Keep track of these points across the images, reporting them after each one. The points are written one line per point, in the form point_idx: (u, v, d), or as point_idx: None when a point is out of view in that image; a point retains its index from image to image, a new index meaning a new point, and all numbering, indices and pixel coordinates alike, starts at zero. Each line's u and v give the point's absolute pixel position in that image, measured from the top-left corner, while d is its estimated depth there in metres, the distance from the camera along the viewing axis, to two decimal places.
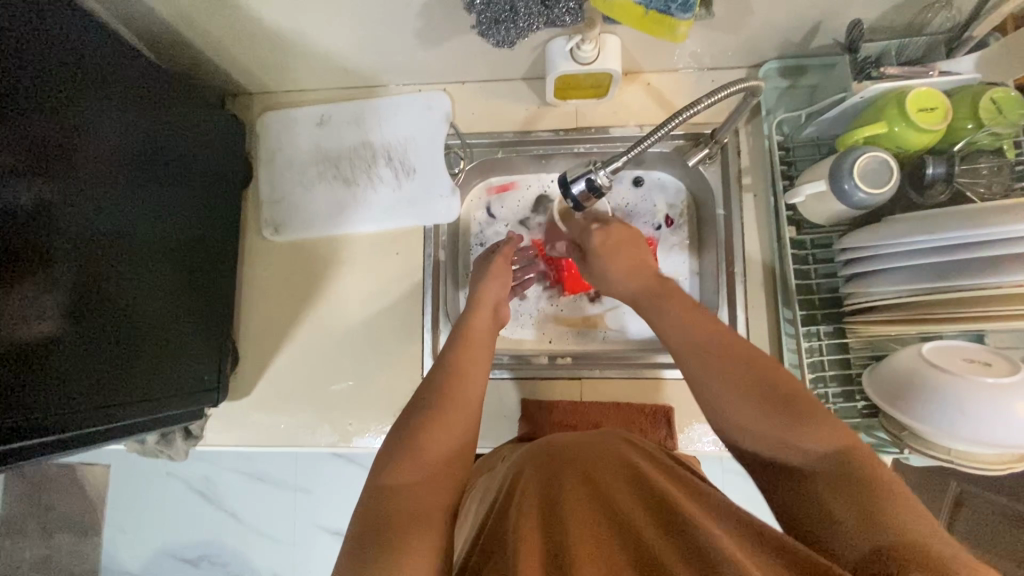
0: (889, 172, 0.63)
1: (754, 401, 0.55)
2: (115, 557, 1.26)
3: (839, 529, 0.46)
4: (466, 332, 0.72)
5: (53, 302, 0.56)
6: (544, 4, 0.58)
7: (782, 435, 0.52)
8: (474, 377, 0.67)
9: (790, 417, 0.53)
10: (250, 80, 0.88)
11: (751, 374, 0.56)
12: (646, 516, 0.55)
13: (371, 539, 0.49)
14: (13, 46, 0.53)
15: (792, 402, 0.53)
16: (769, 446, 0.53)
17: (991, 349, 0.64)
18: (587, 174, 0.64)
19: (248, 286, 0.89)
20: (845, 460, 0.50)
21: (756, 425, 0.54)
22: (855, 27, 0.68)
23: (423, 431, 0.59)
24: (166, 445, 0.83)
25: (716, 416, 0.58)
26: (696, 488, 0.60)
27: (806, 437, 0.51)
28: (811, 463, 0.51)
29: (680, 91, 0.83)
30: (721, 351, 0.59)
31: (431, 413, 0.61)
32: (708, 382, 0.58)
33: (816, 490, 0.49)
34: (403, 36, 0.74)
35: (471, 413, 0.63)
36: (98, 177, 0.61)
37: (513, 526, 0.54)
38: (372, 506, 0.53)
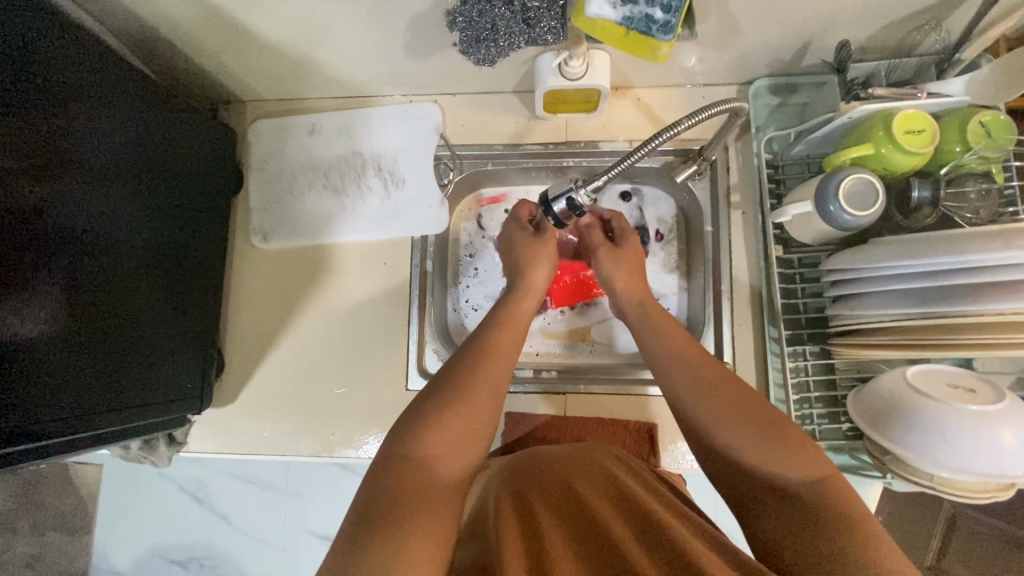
0: (875, 194, 0.63)
1: (735, 418, 0.56)
2: (105, 557, 1.26)
3: (807, 559, 0.46)
4: (500, 321, 0.69)
5: (44, 307, 0.56)
6: (527, 22, 0.58)
7: (761, 455, 0.53)
8: (504, 359, 0.65)
9: (769, 438, 0.54)
10: (243, 88, 0.88)
11: (730, 392, 0.58)
12: (626, 527, 0.55)
13: (372, 522, 0.49)
14: (13, 54, 0.54)
15: (772, 426, 0.55)
16: (745, 464, 0.54)
17: (978, 376, 0.63)
18: (568, 193, 0.65)
19: (235, 292, 0.89)
20: (819, 489, 0.50)
21: (732, 441, 0.55)
22: (842, 48, 0.68)
23: (439, 413, 0.58)
24: (149, 451, 0.83)
25: (691, 428, 0.59)
26: (675, 504, 0.59)
27: (783, 462, 0.52)
28: (783, 487, 0.52)
29: (670, 106, 0.83)
30: (702, 368, 0.61)
31: (457, 394, 0.59)
32: (685, 393, 0.60)
33: (786, 517, 0.50)
34: (392, 49, 0.75)
35: (496, 402, 0.62)
36: (91, 184, 0.62)
37: (495, 534, 0.54)
38: (376, 487, 0.52)
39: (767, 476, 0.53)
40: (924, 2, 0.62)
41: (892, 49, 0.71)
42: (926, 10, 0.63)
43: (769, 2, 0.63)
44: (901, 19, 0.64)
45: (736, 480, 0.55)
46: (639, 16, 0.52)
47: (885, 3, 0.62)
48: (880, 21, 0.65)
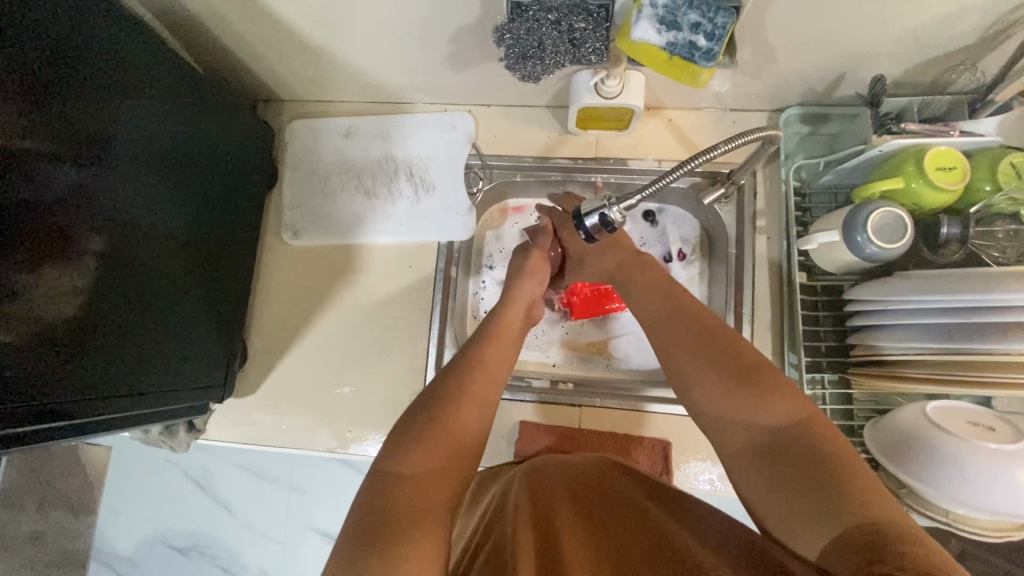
0: (904, 228, 0.64)
1: (715, 370, 0.56)
2: (107, 538, 1.28)
3: (802, 526, 0.45)
4: (493, 332, 0.70)
5: (67, 284, 0.57)
6: (572, 42, 0.60)
7: (741, 405, 0.52)
8: (495, 370, 0.66)
9: (750, 385, 0.53)
10: (283, 88, 0.91)
11: (718, 347, 0.57)
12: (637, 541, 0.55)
13: (369, 540, 0.46)
14: (50, 44, 0.55)
15: (755, 375, 0.53)
16: (727, 415, 0.53)
17: (996, 413, 0.64)
18: (601, 208, 0.66)
19: (262, 285, 0.91)
20: (806, 434, 0.48)
21: (718, 394, 0.54)
22: (877, 83, 0.70)
23: (443, 416, 0.58)
24: (169, 436, 0.85)
25: (679, 385, 0.59)
26: (683, 505, 0.60)
27: (768, 408, 0.51)
28: (766, 433, 0.50)
29: (700, 128, 0.84)
30: (695, 330, 0.60)
31: (456, 400, 0.59)
32: (675, 354, 0.60)
33: (770, 466, 0.48)
34: (434, 59, 0.77)
35: (490, 404, 0.62)
36: (124, 169, 0.63)
37: (511, 537, 0.54)
38: (381, 492, 0.50)
39: (754, 426, 0.51)
40: (962, 42, 0.63)
41: (926, 87, 0.72)
42: (964, 50, 0.64)
43: (808, 33, 0.64)
44: (938, 58, 0.66)
45: (717, 428, 0.54)
46: (683, 41, 0.54)
47: (923, 41, 0.63)
48: (916, 58, 0.66)
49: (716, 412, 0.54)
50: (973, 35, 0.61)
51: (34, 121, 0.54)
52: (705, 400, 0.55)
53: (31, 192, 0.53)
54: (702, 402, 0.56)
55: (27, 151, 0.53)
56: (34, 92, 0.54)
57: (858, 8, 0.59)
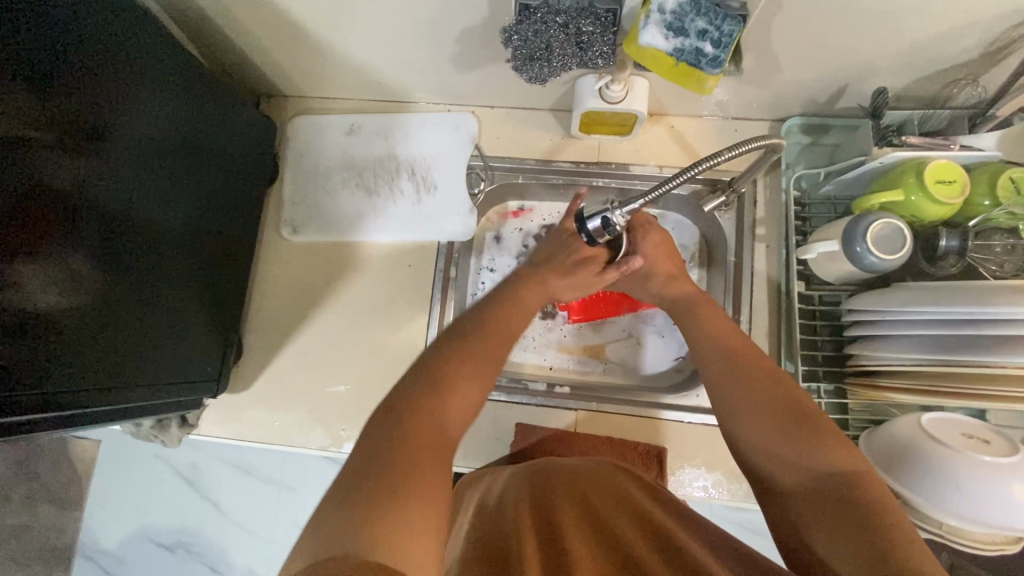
0: (903, 240, 0.64)
1: (770, 416, 0.55)
2: (93, 534, 1.26)
3: (842, 568, 0.45)
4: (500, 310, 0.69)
5: (63, 276, 0.56)
6: (580, 45, 0.60)
7: (795, 455, 0.52)
8: (505, 332, 0.66)
9: (806, 435, 0.53)
10: (287, 84, 0.91)
11: (775, 389, 0.58)
12: (652, 553, 0.53)
13: (360, 499, 0.45)
14: (53, 29, 0.55)
15: (807, 421, 0.54)
16: (779, 463, 0.53)
17: (991, 427, 0.64)
18: (603, 212, 0.67)
19: (259, 280, 0.91)
20: (856, 484, 0.49)
21: (767, 435, 0.55)
22: (880, 95, 0.70)
23: (442, 380, 0.57)
24: (161, 431, 0.85)
25: (726, 423, 0.59)
26: (682, 511, 0.61)
27: (822, 456, 0.51)
28: (815, 477, 0.50)
29: (702, 136, 0.85)
30: (744, 367, 0.61)
31: (455, 366, 0.59)
32: (722, 389, 0.60)
33: (818, 516, 0.49)
34: (440, 59, 0.77)
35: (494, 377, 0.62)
36: (124, 162, 0.63)
37: (513, 542, 0.54)
38: (369, 460, 0.49)
39: (804, 470, 0.51)
40: (964, 57, 0.64)
41: (926, 101, 0.73)
42: (965, 65, 0.65)
43: (812, 44, 0.64)
44: (939, 72, 0.67)
45: (766, 474, 0.54)
46: (689, 47, 0.54)
47: (925, 55, 0.64)
48: (918, 71, 0.67)
49: (764, 453, 0.55)
50: (974, 50, 0.62)
51: (38, 110, 0.53)
52: (756, 446, 0.55)
53: (33, 182, 0.53)
54: (753, 447, 0.56)
55: (29, 139, 0.52)
56: (39, 78, 0.53)
57: (862, 21, 0.60)
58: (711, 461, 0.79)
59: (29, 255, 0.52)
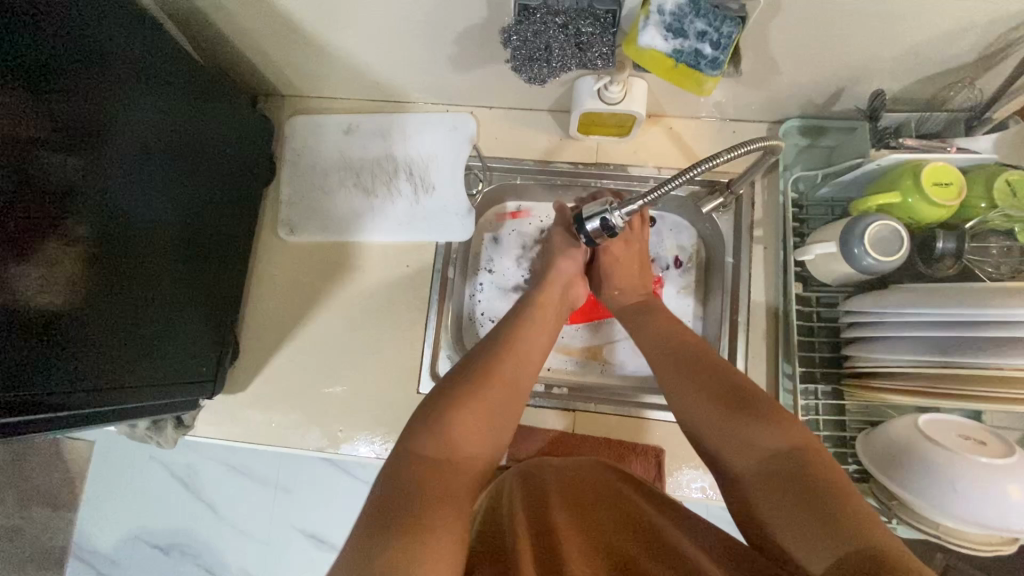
0: (899, 242, 0.64)
1: (716, 403, 0.58)
2: (86, 535, 1.25)
3: (795, 542, 0.47)
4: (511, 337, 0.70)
5: (60, 274, 0.56)
6: (579, 46, 0.60)
7: (742, 438, 0.55)
8: (531, 357, 0.70)
9: (751, 418, 0.55)
10: (285, 83, 0.90)
11: (720, 379, 0.61)
12: (643, 553, 0.54)
13: (387, 523, 0.48)
14: (48, 28, 0.54)
15: (755, 405, 0.56)
16: (730, 448, 0.56)
17: (986, 428, 0.64)
18: (603, 213, 0.67)
19: (256, 280, 0.90)
20: (804, 458, 0.51)
21: (719, 422, 0.57)
22: (877, 97, 0.70)
23: (459, 411, 0.59)
24: (156, 431, 0.85)
25: (684, 417, 0.61)
26: (676, 509, 0.60)
27: (766, 434, 0.53)
28: (765, 455, 0.53)
29: (700, 137, 0.85)
30: (696, 363, 0.64)
31: (468, 397, 0.61)
32: (674, 383, 0.63)
33: (769, 495, 0.51)
34: (438, 59, 0.77)
35: (508, 405, 0.63)
36: (122, 163, 0.62)
37: (511, 540, 0.54)
38: (394, 485, 0.52)
39: (755, 452, 0.53)
40: (961, 60, 0.64)
41: (923, 103, 0.73)
42: (962, 68, 0.65)
43: (810, 46, 0.64)
44: (936, 75, 0.67)
45: (722, 461, 0.56)
46: (688, 49, 0.54)
47: (922, 58, 0.64)
48: (915, 74, 0.67)
49: (718, 440, 0.57)
50: (971, 53, 0.63)
51: (33, 109, 0.53)
52: (709, 434, 0.58)
53: (30, 183, 0.52)
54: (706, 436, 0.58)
55: (22, 138, 0.52)
56: (34, 78, 0.53)
57: (859, 24, 0.60)
58: None
59: (25, 255, 0.52)
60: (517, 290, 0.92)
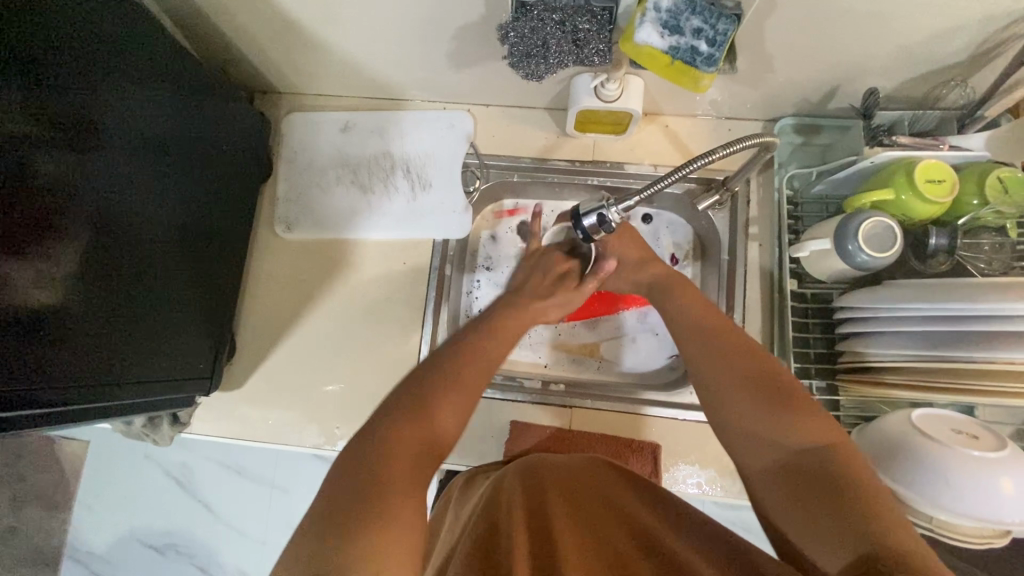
0: (893, 238, 0.65)
1: (747, 391, 0.57)
2: (80, 535, 1.24)
3: (820, 539, 0.47)
4: (482, 336, 0.68)
5: (51, 270, 0.55)
6: (576, 42, 0.60)
7: (772, 429, 0.54)
8: (493, 348, 0.68)
9: (782, 409, 0.54)
10: (281, 80, 0.90)
11: (751, 366, 0.59)
12: (633, 550, 0.55)
13: (340, 517, 0.46)
14: (35, 21, 0.53)
15: (786, 396, 0.55)
16: (757, 438, 0.55)
17: (978, 422, 0.65)
18: (600, 208, 0.67)
19: (253, 277, 0.90)
20: (835, 456, 0.50)
21: (747, 411, 0.56)
22: (871, 95, 0.71)
23: (422, 405, 0.57)
24: (152, 429, 0.83)
25: (709, 402, 0.60)
26: (671, 506, 0.61)
27: (797, 428, 0.52)
28: (792, 450, 0.52)
29: (696, 135, 0.85)
30: (722, 347, 0.62)
31: (437, 392, 0.59)
32: (703, 367, 0.61)
33: (795, 490, 0.50)
34: (435, 56, 0.77)
35: (471, 397, 0.61)
36: (116, 158, 0.62)
37: (506, 536, 0.54)
38: (352, 477, 0.50)
39: (782, 445, 0.53)
40: (954, 58, 0.65)
41: (916, 101, 0.74)
42: (955, 66, 0.66)
43: (805, 44, 0.65)
44: (929, 73, 0.68)
45: (744, 451, 0.56)
46: (685, 46, 0.55)
47: (915, 56, 0.65)
48: (908, 72, 0.68)
49: (744, 429, 0.56)
50: (964, 51, 0.63)
51: (26, 103, 0.52)
52: (734, 423, 0.57)
53: (24, 179, 0.52)
54: (732, 423, 0.57)
55: (16, 133, 0.51)
56: (25, 73, 0.52)
57: (853, 22, 0.61)
58: (705, 458, 0.80)
59: (20, 252, 0.52)
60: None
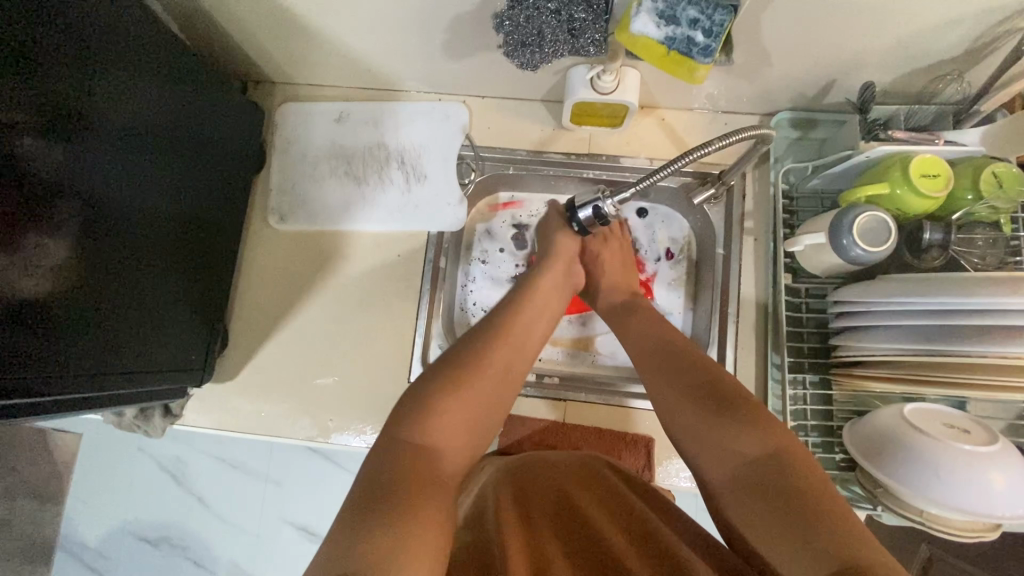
0: (888, 230, 0.65)
1: (696, 404, 0.57)
2: (74, 528, 1.24)
3: (773, 546, 0.47)
4: (511, 327, 0.68)
5: (43, 259, 0.55)
6: (571, 32, 0.60)
7: (719, 441, 0.54)
8: (529, 343, 0.68)
9: (728, 420, 0.54)
10: (275, 70, 0.90)
11: (701, 378, 0.60)
12: (633, 553, 0.54)
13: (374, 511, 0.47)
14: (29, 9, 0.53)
15: (736, 408, 0.55)
16: (705, 450, 0.55)
17: (972, 418, 0.65)
18: (596, 201, 0.68)
19: (245, 269, 0.89)
20: (781, 464, 0.50)
21: (699, 424, 0.56)
22: (866, 89, 0.71)
23: (453, 402, 0.58)
24: (144, 421, 0.83)
25: (665, 419, 0.60)
26: (665, 507, 0.61)
27: (744, 438, 0.52)
28: (743, 462, 0.52)
29: (692, 129, 0.85)
30: (678, 363, 0.62)
31: (461, 388, 0.59)
32: (656, 383, 0.62)
33: (744, 500, 0.50)
34: (430, 46, 0.76)
35: (498, 396, 0.62)
36: (110, 148, 0.61)
37: (499, 542, 0.53)
38: (379, 474, 0.51)
39: (734, 457, 0.52)
40: (950, 53, 0.65)
41: (912, 96, 0.74)
42: (951, 61, 0.66)
43: (801, 38, 0.65)
44: (925, 67, 0.68)
45: (696, 463, 0.56)
46: (681, 36, 0.54)
47: (911, 50, 0.65)
48: (904, 67, 0.68)
49: (698, 443, 0.56)
50: (960, 45, 0.63)
51: (19, 90, 0.51)
52: (685, 436, 0.57)
53: (16, 169, 0.51)
54: (683, 436, 0.58)
55: (8, 124, 0.50)
56: (19, 61, 0.52)
57: (850, 15, 0.60)
58: None
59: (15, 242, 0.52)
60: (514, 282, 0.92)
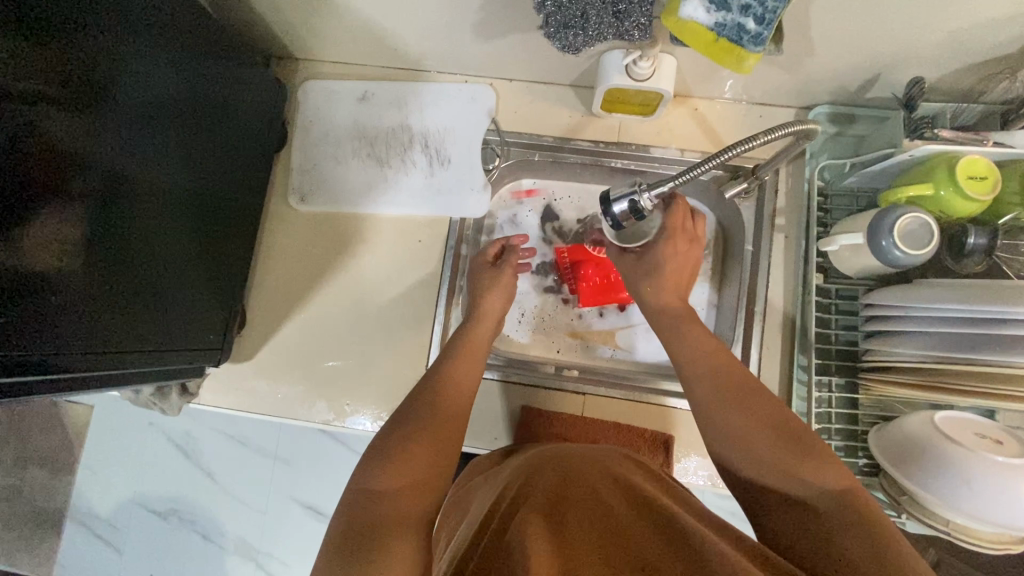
0: (930, 234, 0.63)
1: (762, 432, 0.57)
2: (82, 498, 1.24)
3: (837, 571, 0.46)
4: (460, 356, 0.72)
5: (62, 233, 0.53)
6: (616, 15, 0.57)
7: (784, 469, 0.54)
8: (476, 367, 0.72)
9: (796, 451, 0.54)
10: (299, 45, 0.87)
11: (762, 405, 0.59)
12: (660, 551, 0.51)
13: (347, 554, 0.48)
14: None
15: (806, 442, 0.55)
16: (771, 478, 0.55)
17: (1003, 428, 0.64)
18: (631, 195, 0.65)
19: (264, 248, 0.88)
20: (844, 497, 0.50)
21: (771, 456, 0.55)
22: (916, 84, 0.67)
23: (402, 452, 0.59)
24: (160, 398, 0.82)
25: (727, 444, 0.59)
26: (691, 505, 0.60)
27: (811, 470, 0.53)
28: (816, 495, 0.51)
29: (726, 121, 0.83)
30: (734, 387, 0.61)
31: (407, 440, 0.60)
32: (716, 405, 0.60)
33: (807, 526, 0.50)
34: (460, 26, 0.73)
35: (455, 430, 0.65)
36: (129, 120, 0.59)
37: (519, 538, 0.51)
38: (353, 516, 0.52)
39: (804, 487, 0.52)
40: (1007, 49, 0.62)
41: (960, 94, 0.71)
42: (1006, 58, 0.63)
43: (851, 29, 0.62)
44: (979, 64, 0.65)
45: (757, 494, 0.56)
46: (732, 23, 0.52)
47: (965, 45, 0.62)
48: (956, 63, 0.65)
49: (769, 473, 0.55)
50: (1019, 42, 0.60)
51: (37, 58, 0.50)
52: (747, 461, 0.57)
53: (36, 140, 0.50)
54: (745, 463, 0.57)
55: (28, 92, 0.49)
56: (39, 29, 0.50)
57: (906, 7, 0.57)
58: None
59: (28, 214, 0.50)
60: (535, 274, 0.92)
